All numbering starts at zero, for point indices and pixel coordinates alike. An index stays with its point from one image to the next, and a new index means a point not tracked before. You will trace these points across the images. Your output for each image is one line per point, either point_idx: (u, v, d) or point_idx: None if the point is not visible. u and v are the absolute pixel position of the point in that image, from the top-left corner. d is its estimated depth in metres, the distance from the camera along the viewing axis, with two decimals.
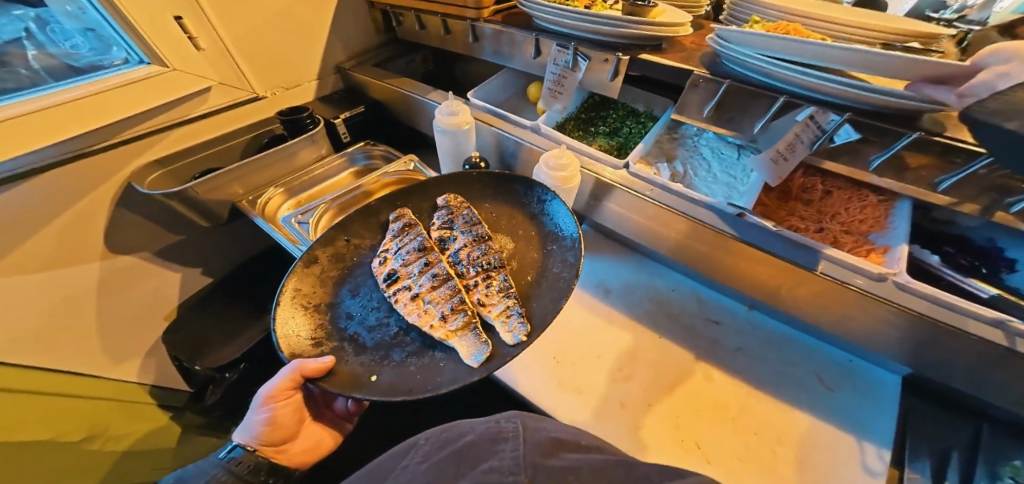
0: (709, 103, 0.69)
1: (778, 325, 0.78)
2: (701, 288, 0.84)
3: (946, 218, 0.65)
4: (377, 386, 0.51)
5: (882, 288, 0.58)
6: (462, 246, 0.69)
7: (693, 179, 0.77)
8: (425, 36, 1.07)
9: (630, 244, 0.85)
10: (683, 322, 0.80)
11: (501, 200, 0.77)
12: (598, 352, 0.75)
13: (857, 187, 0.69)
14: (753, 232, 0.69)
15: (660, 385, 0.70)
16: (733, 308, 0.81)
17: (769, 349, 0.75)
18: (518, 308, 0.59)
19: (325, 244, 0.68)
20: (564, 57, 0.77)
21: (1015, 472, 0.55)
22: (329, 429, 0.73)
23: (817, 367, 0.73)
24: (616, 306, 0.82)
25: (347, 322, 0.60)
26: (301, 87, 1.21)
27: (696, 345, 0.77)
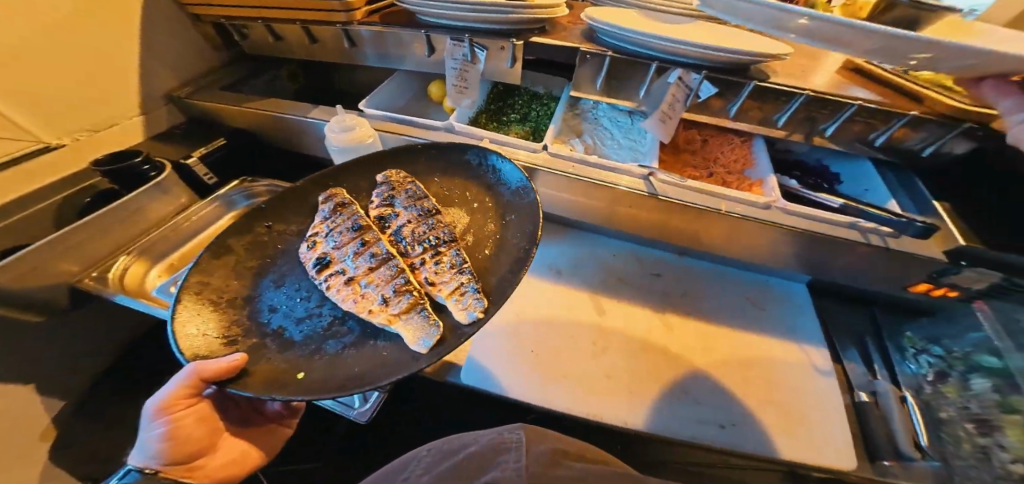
0: (599, 76, 0.74)
1: (704, 264, 0.88)
2: (638, 248, 0.88)
3: (785, 148, 0.92)
4: (305, 384, 0.44)
5: (770, 214, 0.72)
6: (407, 223, 0.62)
7: (602, 148, 0.82)
8: (282, 48, 0.90)
9: (568, 223, 0.89)
10: (633, 283, 0.82)
11: (448, 168, 0.69)
12: (573, 334, 0.73)
13: (724, 133, 0.86)
14: (667, 188, 0.74)
15: (633, 346, 0.73)
16: (667, 258, 0.87)
17: (707, 288, 0.83)
18: (473, 284, 0.52)
19: (240, 233, 0.60)
20: (461, 50, 0.74)
21: (912, 342, 0.69)
22: (268, 429, 0.63)
23: (747, 292, 0.84)
24: (573, 283, 0.80)
25: (265, 315, 0.53)
26: (121, 127, 0.91)
27: (651, 299, 0.80)
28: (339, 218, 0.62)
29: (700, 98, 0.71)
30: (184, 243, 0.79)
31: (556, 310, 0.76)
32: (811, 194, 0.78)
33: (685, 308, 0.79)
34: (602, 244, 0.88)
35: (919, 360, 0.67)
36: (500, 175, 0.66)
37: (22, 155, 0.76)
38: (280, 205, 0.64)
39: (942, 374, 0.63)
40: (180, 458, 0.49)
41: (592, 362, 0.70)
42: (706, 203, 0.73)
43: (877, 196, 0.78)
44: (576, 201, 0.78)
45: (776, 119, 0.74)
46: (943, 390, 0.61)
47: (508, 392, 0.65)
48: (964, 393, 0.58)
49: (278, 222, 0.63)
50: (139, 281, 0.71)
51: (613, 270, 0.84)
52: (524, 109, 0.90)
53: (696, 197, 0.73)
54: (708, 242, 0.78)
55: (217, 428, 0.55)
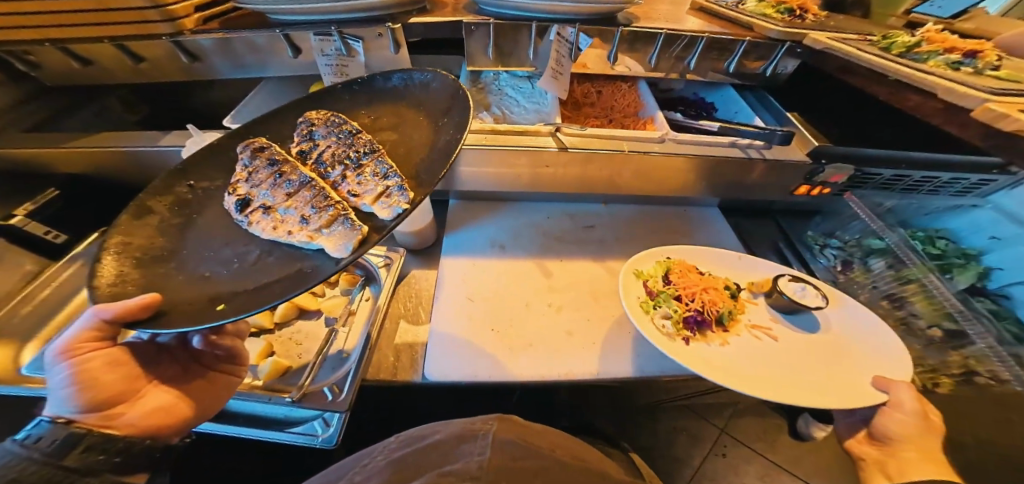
0: (488, 47, 0.74)
1: (625, 206, 0.93)
2: (567, 206, 0.90)
3: (667, 88, 1.03)
4: (229, 311, 0.37)
5: (667, 146, 0.78)
6: (328, 148, 0.54)
7: (510, 115, 0.81)
8: (95, 74, 0.73)
9: (497, 197, 0.88)
10: (570, 239, 0.84)
11: (375, 96, 0.60)
12: (525, 301, 0.73)
13: (613, 82, 0.92)
14: (581, 142, 0.76)
15: (585, 298, 0.75)
16: (596, 210, 0.90)
17: (635, 228, 0.89)
18: (399, 184, 0.48)
19: (161, 194, 0.48)
20: (332, 45, 0.69)
21: (815, 239, 0.87)
22: (216, 376, 0.50)
23: (673, 226, 0.91)
24: (516, 254, 0.79)
25: (194, 258, 0.44)
26: None
27: (589, 251, 0.82)
28: (257, 160, 0.51)
29: (581, 51, 0.76)
30: (46, 316, 0.64)
31: (506, 283, 0.75)
32: (695, 122, 0.87)
33: (622, 252, 0.83)
34: (536, 210, 0.89)
35: (827, 254, 0.84)
36: (432, 90, 0.58)
37: None
38: (204, 162, 0.52)
39: (847, 262, 0.82)
40: (96, 405, 0.38)
41: (550, 325, 0.70)
42: (610, 147, 0.76)
43: (745, 116, 0.90)
44: (500, 175, 0.78)
45: (649, 59, 0.79)
46: (853, 276, 0.80)
47: (475, 374, 0.62)
48: (868, 275, 0.79)
49: (208, 181, 0.51)
50: (9, 365, 0.57)
51: (547, 231, 0.84)
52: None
53: (598, 143, 0.76)
54: (622, 187, 0.83)
55: (139, 376, 0.43)
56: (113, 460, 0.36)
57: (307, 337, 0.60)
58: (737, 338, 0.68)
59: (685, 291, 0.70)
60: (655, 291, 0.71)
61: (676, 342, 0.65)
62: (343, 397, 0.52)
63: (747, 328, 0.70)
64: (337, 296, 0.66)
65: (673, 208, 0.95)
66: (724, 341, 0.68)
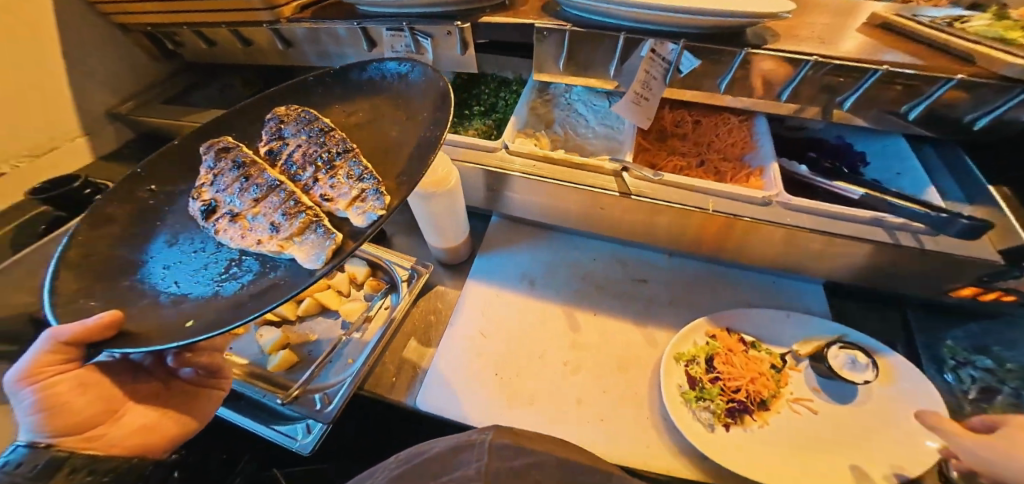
0: (561, 57, 0.64)
1: (694, 263, 0.79)
2: (619, 248, 0.80)
3: (798, 125, 0.79)
4: (193, 328, 0.40)
5: (770, 212, 0.60)
6: (297, 148, 0.57)
7: (577, 139, 0.71)
8: (222, 54, 0.86)
9: (540, 225, 0.81)
10: (612, 291, 0.75)
11: (351, 90, 0.64)
12: (540, 352, 0.69)
13: (719, 112, 0.74)
14: (656, 189, 0.62)
15: (610, 368, 0.66)
16: (655, 261, 0.79)
17: (695, 290, 0.76)
18: (373, 187, 0.49)
19: (121, 199, 0.53)
20: (403, 40, 0.66)
21: (953, 352, 0.63)
22: (195, 391, 0.54)
23: (746, 296, 0.74)
24: (546, 295, 0.75)
25: (155, 273, 0.47)
26: (63, 149, 0.90)
27: (633, 310, 0.73)
28: (221, 163, 0.56)
29: (682, 73, 0.60)
30: None
31: (523, 328, 0.72)
32: (827, 182, 0.65)
33: (660, 317, 0.72)
34: (582, 247, 0.80)
35: (960, 374, 0.61)
36: (409, 82, 0.60)
37: None
38: (162, 164, 0.57)
39: (988, 390, 0.59)
40: (67, 428, 0.40)
41: (561, 384, 0.65)
42: (688, 202, 0.61)
43: (913, 183, 0.64)
44: (545, 205, 0.69)
45: (779, 92, 0.60)
46: (990, 410, 0.57)
47: (469, 418, 0.61)
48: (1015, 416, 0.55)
49: (165, 184, 0.56)
50: None
51: (591, 277, 0.77)
52: (489, 98, 0.76)
53: (675, 195, 0.62)
54: (690, 240, 0.69)
55: (114, 396, 0.46)
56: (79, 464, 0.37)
57: (321, 337, 0.65)
58: (776, 417, 0.59)
59: (728, 380, 0.60)
60: (697, 380, 0.61)
61: (719, 437, 0.57)
62: (329, 410, 0.56)
63: (788, 403, 0.60)
64: (357, 299, 0.70)
65: (743, 278, 0.76)
66: (762, 422, 0.58)
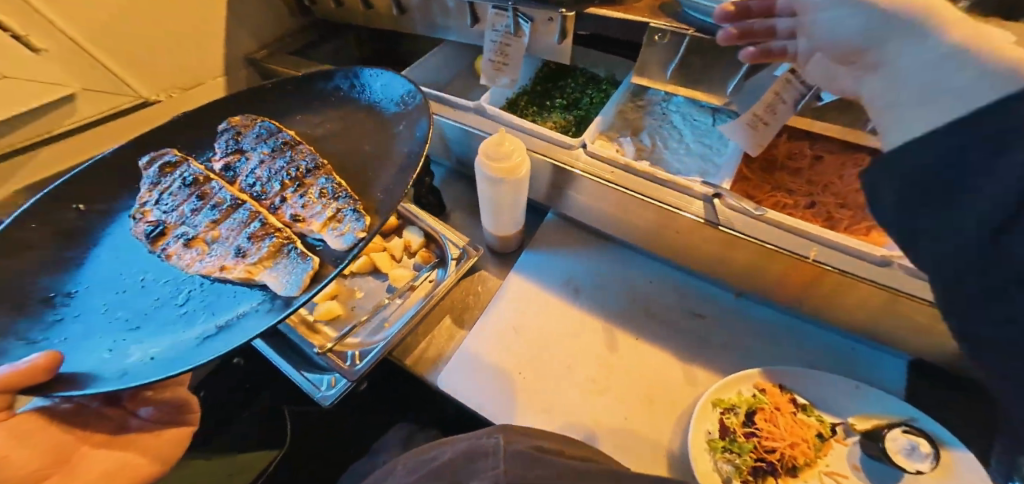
0: (671, 63, 0.57)
1: (765, 310, 0.71)
2: (684, 278, 0.74)
3: None
4: (125, 376, 0.48)
5: (882, 274, 0.48)
6: (259, 164, 0.72)
7: (664, 151, 0.66)
8: (343, 13, 0.92)
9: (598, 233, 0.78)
10: (664, 321, 0.70)
11: (318, 100, 0.77)
12: (568, 363, 0.67)
13: (852, 152, 0.61)
14: (742, 221, 0.55)
15: (639, 396, 0.64)
16: (720, 298, 0.72)
17: (759, 340, 0.69)
18: (349, 211, 0.62)
19: (47, 222, 0.62)
20: (503, 20, 0.63)
21: None
22: (156, 430, 0.54)
23: (812, 357, 0.67)
24: (586, 307, 0.72)
25: (79, 306, 0.57)
26: (205, 86, 1.00)
27: (681, 344, 0.68)
28: (166, 183, 0.68)
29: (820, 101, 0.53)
30: None
31: (559, 330, 0.70)
32: None
33: (709, 357, 0.67)
34: (638, 266, 0.76)
35: None
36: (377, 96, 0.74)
37: (123, 108, 0.88)
38: (85, 188, 0.66)
39: None
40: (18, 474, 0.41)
41: (582, 399, 0.64)
42: (788, 244, 0.52)
43: None
44: (611, 214, 0.66)
45: None
46: None
47: (485, 407, 0.63)
48: None
49: (91, 203, 0.66)
50: None
51: (642, 300, 0.72)
52: (575, 93, 0.71)
53: (773, 235, 0.54)
54: (762, 283, 0.62)
55: (67, 443, 0.47)
56: None
57: (369, 299, 0.70)
58: None
59: (766, 439, 0.56)
60: (730, 431, 0.57)
61: None
62: (358, 368, 0.60)
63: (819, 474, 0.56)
64: (406, 268, 0.73)
65: (827, 342, 0.68)
66: None
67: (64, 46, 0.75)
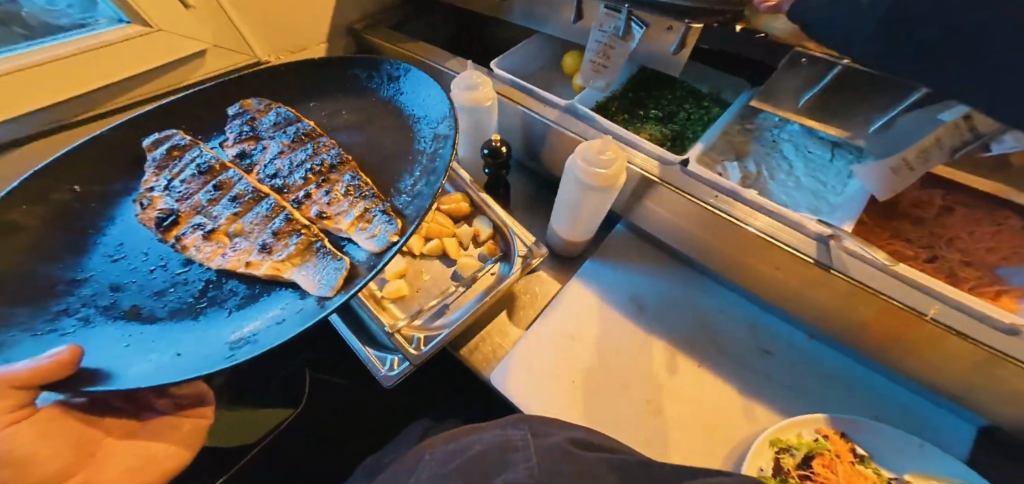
0: (809, 90, 0.56)
1: (840, 359, 0.68)
2: (757, 313, 0.72)
3: None
4: (133, 378, 0.49)
5: (1010, 344, 0.43)
6: (279, 157, 0.76)
7: (768, 182, 0.60)
8: None
9: (666, 250, 0.78)
10: (729, 352, 0.68)
11: (344, 94, 0.82)
12: (625, 380, 0.65)
13: (995, 208, 0.54)
14: (856, 263, 0.50)
15: (694, 423, 0.61)
16: (791, 338, 0.70)
17: (829, 388, 0.65)
18: (376, 210, 0.64)
19: (39, 202, 0.62)
20: (613, 22, 0.59)
21: None
22: (174, 422, 0.64)
23: (878, 409, 0.63)
24: (649, 326, 0.71)
25: (83, 297, 0.57)
26: (310, 51, 1.02)
27: (744, 378, 0.66)
28: (176, 169, 0.70)
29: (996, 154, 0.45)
30: None
31: (619, 348, 0.69)
32: None
33: (771, 395, 0.64)
34: (708, 293, 0.74)
35: None
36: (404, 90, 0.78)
37: (239, 66, 0.91)
38: (78, 168, 0.66)
39: None
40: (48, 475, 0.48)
41: (635, 419, 0.62)
42: (898, 294, 0.48)
43: None
44: (697, 236, 0.63)
45: None
46: None
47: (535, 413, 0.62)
48: None
49: (87, 186, 0.66)
50: None
51: (709, 327, 0.71)
52: (673, 106, 0.69)
53: (878, 279, 0.49)
54: (847, 328, 0.58)
55: (91, 440, 0.55)
56: None
57: (435, 283, 0.71)
58: None
59: None
60: (784, 472, 0.55)
61: None
62: (424, 352, 0.60)
63: None
64: (472, 256, 0.73)
65: (907, 408, 0.63)
66: None
67: (209, 3, 0.79)
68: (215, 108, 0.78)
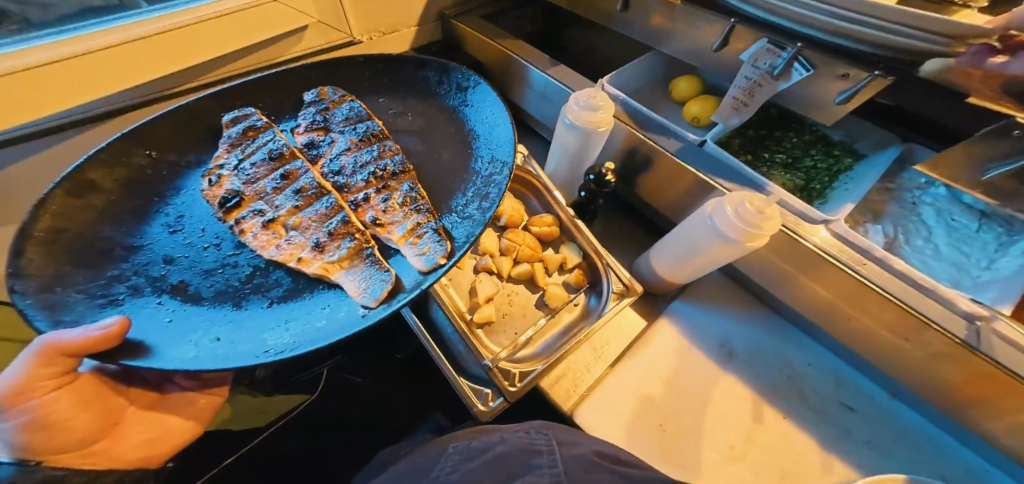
0: (1000, 166, 0.51)
1: (927, 424, 0.65)
2: (844, 368, 0.70)
3: None
4: (172, 357, 0.43)
5: None
6: (347, 154, 0.68)
7: (904, 247, 0.60)
8: None
9: (760, 296, 0.78)
10: (815, 403, 0.67)
11: (414, 83, 0.75)
12: (712, 426, 0.64)
13: None
14: (999, 344, 0.48)
15: (774, 473, 0.60)
16: (873, 393, 0.67)
17: (907, 447, 0.62)
18: (429, 228, 0.58)
19: (110, 162, 0.56)
20: (771, 59, 0.56)
21: None
22: (193, 398, 0.58)
23: (948, 470, 0.60)
24: (740, 374, 0.70)
25: (140, 262, 0.51)
26: (399, 34, 0.98)
27: (825, 431, 0.64)
28: (244, 142, 0.63)
29: None
30: None
31: (707, 393, 0.68)
32: None
33: (852, 450, 0.62)
34: (795, 344, 0.74)
35: None
36: (472, 97, 0.72)
37: (336, 44, 0.90)
38: (159, 129, 0.60)
39: None
40: (66, 446, 0.43)
41: (719, 467, 0.60)
42: None
43: None
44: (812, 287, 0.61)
45: None
46: None
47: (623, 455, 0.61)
48: None
49: (163, 151, 0.60)
50: None
51: (795, 377, 0.70)
52: (797, 150, 0.69)
53: (1018, 357, 0.46)
54: (956, 404, 0.55)
55: (115, 408, 0.50)
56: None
57: (522, 310, 0.72)
58: None
59: None
60: None
61: None
62: (518, 390, 0.60)
63: None
64: (558, 284, 0.74)
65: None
66: None
67: None
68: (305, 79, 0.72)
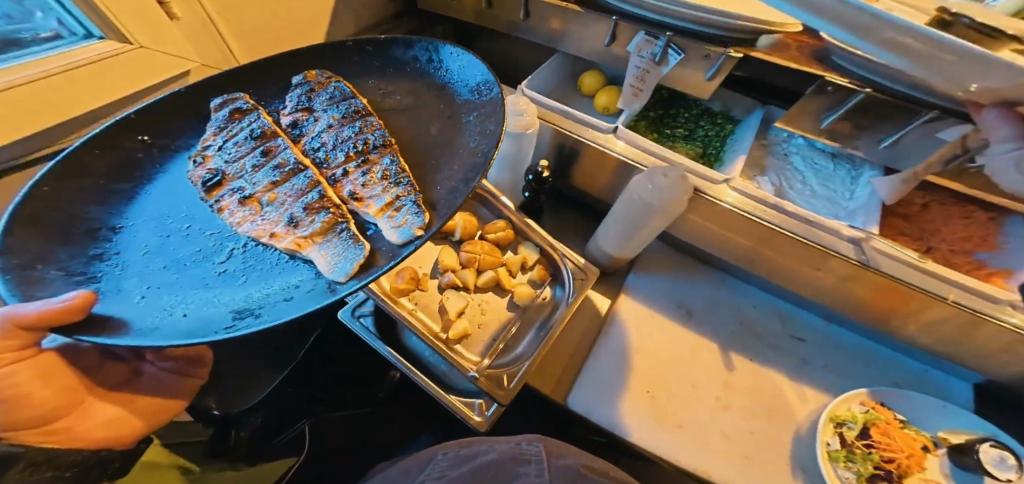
0: (831, 114, 0.66)
1: (862, 339, 0.79)
2: (785, 305, 0.83)
3: None
4: (139, 329, 0.45)
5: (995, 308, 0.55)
6: (330, 130, 0.74)
7: (790, 192, 0.72)
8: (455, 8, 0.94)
9: (701, 258, 0.90)
10: (770, 342, 0.79)
11: (393, 66, 0.81)
12: (694, 381, 0.74)
13: (961, 202, 0.68)
14: (881, 258, 0.61)
15: (762, 413, 0.70)
16: (814, 323, 0.81)
17: (852, 362, 0.76)
18: (409, 199, 0.63)
19: (107, 149, 0.60)
20: (652, 48, 0.69)
21: None
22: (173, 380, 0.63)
23: (890, 374, 0.75)
24: (704, 328, 0.81)
25: (112, 246, 0.54)
26: None
27: (787, 365, 0.76)
28: (230, 125, 0.69)
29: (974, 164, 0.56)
30: None
31: (683, 353, 0.78)
32: None
33: (815, 377, 0.75)
34: (741, 291, 0.86)
35: None
36: (449, 71, 0.78)
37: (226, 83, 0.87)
38: (150, 116, 0.64)
39: None
40: (30, 421, 0.45)
41: (712, 416, 0.70)
42: (928, 286, 0.58)
43: None
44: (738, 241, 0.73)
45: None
46: None
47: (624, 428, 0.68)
48: None
49: (156, 136, 0.64)
50: None
51: (750, 324, 0.81)
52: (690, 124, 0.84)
53: (915, 276, 0.59)
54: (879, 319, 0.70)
55: (78, 389, 0.52)
56: (64, 475, 0.45)
57: (495, 316, 0.78)
58: None
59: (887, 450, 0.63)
60: (851, 444, 0.64)
61: None
62: (512, 387, 0.68)
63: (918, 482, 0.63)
64: (523, 283, 0.82)
65: (933, 380, 0.74)
66: None
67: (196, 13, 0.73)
68: (279, 76, 0.77)
